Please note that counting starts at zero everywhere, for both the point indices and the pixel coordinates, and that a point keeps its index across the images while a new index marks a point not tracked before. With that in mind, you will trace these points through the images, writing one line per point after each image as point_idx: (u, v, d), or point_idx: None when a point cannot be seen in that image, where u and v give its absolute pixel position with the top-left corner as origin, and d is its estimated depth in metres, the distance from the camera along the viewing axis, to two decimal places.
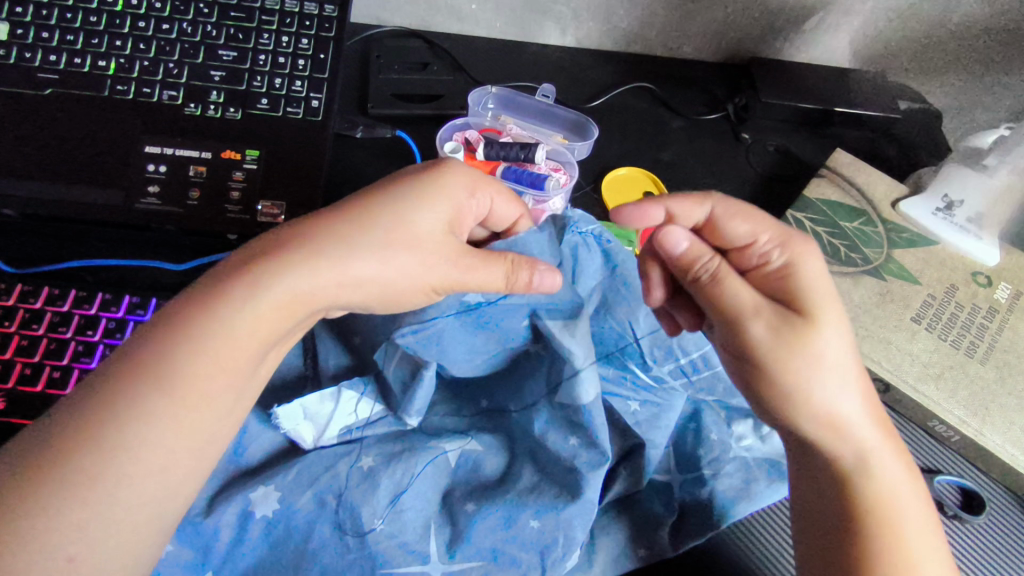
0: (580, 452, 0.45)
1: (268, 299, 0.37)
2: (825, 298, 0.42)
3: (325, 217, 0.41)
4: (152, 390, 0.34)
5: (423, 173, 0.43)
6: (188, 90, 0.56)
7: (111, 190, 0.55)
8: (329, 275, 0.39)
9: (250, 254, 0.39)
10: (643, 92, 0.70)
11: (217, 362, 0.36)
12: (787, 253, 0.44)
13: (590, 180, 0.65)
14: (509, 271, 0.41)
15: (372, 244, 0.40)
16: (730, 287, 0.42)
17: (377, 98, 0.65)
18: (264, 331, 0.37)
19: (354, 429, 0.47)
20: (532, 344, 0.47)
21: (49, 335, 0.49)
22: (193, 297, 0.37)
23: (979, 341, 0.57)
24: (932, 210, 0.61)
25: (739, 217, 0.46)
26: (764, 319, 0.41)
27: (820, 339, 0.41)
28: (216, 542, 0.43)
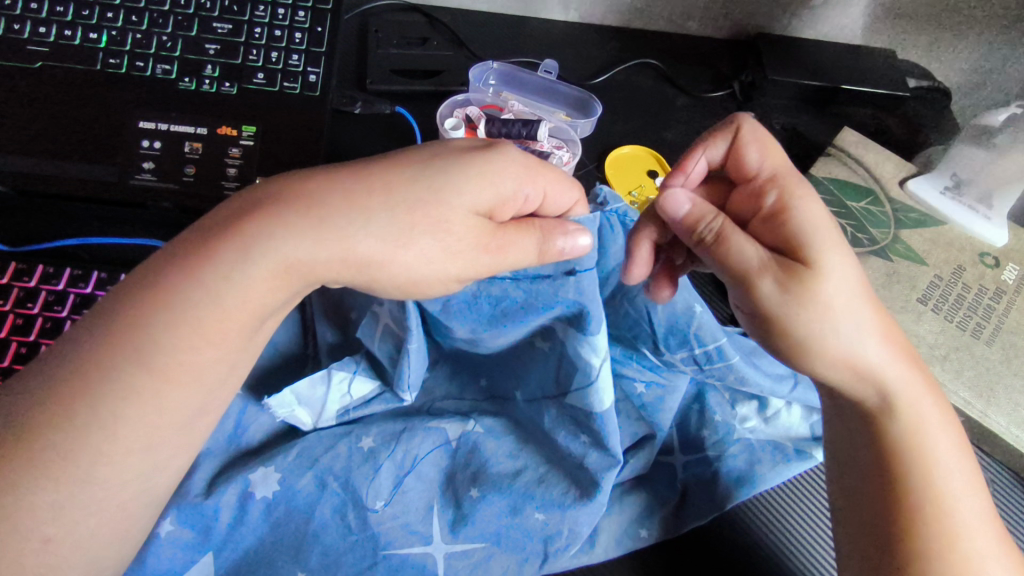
0: (590, 453, 0.45)
1: (263, 265, 0.35)
2: (829, 239, 0.40)
3: (338, 176, 0.38)
4: (134, 365, 0.33)
5: (469, 153, 0.40)
6: (182, 64, 0.55)
7: (103, 166, 0.53)
8: (331, 247, 0.36)
9: (251, 204, 0.36)
10: (647, 68, 0.69)
11: (210, 336, 0.35)
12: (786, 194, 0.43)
13: (594, 158, 0.64)
14: (542, 240, 0.40)
15: (388, 221, 0.37)
16: (735, 245, 0.41)
17: (375, 73, 0.63)
18: (256, 304, 0.36)
19: (348, 412, 0.46)
20: (542, 341, 0.46)
21: (44, 314, 0.48)
22: (180, 262, 0.35)
23: (985, 322, 0.56)
24: (940, 189, 0.61)
25: (749, 150, 0.46)
26: (771, 274, 0.40)
27: (828, 283, 0.39)
28: (215, 522, 0.42)
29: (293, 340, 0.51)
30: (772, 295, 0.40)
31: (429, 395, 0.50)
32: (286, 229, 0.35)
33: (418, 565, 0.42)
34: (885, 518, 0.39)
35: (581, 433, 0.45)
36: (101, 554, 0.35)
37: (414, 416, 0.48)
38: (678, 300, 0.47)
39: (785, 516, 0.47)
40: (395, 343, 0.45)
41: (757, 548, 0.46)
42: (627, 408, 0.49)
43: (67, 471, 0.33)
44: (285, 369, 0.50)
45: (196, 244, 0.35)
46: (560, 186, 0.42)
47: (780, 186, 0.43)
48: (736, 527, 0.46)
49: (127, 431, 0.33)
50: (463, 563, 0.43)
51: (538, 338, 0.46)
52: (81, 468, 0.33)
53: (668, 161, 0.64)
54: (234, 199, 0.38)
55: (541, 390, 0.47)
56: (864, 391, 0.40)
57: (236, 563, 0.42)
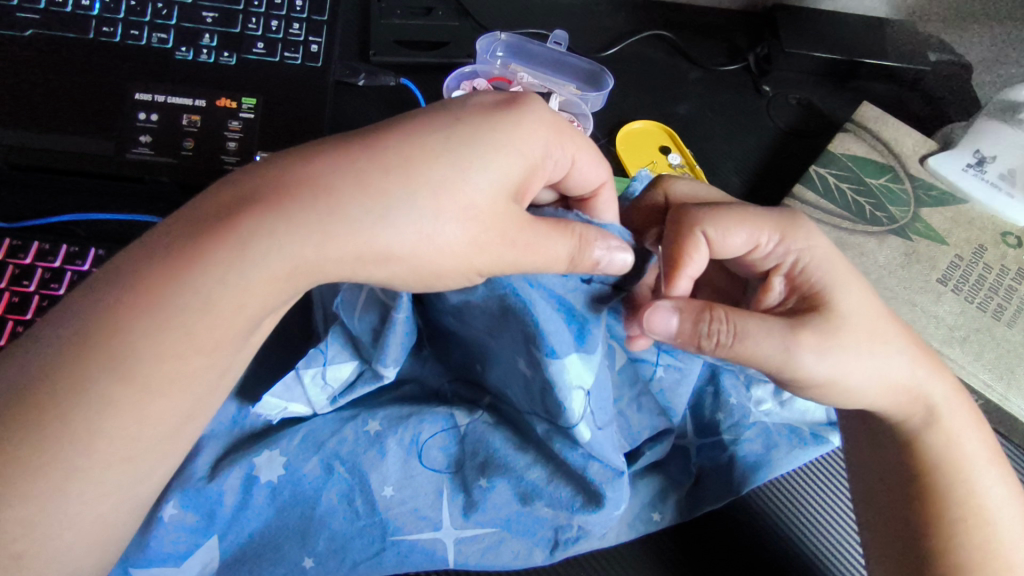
0: (590, 464, 0.41)
1: (268, 264, 0.33)
2: (841, 281, 0.41)
3: (348, 154, 0.35)
4: (107, 372, 0.32)
5: (492, 115, 0.38)
6: (179, 33, 0.53)
7: (98, 139, 0.51)
8: (342, 241, 0.34)
9: (253, 189, 0.34)
10: (660, 41, 0.66)
11: (204, 339, 0.33)
12: (791, 246, 0.43)
13: (605, 133, 0.62)
14: (577, 249, 0.38)
15: (411, 207, 0.35)
16: (755, 336, 0.39)
17: (377, 44, 0.61)
18: (255, 304, 0.34)
19: (336, 399, 0.45)
20: (525, 366, 0.41)
21: (40, 292, 0.47)
22: (162, 256, 0.33)
23: (1007, 303, 0.55)
24: (962, 167, 0.58)
25: (735, 229, 0.43)
26: (808, 344, 0.39)
27: (855, 327, 0.40)
28: (220, 505, 0.41)
29: (297, 321, 0.50)
30: (817, 363, 0.39)
31: (437, 378, 0.49)
32: (295, 222, 0.33)
33: (427, 550, 0.41)
34: (919, 522, 0.40)
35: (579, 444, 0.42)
36: (104, 530, 0.35)
37: (421, 401, 0.47)
38: None
39: (798, 499, 0.47)
40: (379, 315, 0.43)
41: (772, 533, 0.45)
42: (648, 402, 0.46)
43: (71, 450, 0.32)
44: (288, 349, 0.49)
45: (195, 233, 0.33)
46: (585, 158, 0.42)
47: (785, 236, 0.43)
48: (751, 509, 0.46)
49: (134, 416, 0.33)
50: (474, 548, 0.42)
51: (521, 360, 0.41)
52: (84, 449, 0.32)
53: (681, 136, 0.62)
54: (234, 179, 0.35)
55: (532, 407, 0.43)
56: (911, 410, 0.41)
57: (241, 546, 0.42)
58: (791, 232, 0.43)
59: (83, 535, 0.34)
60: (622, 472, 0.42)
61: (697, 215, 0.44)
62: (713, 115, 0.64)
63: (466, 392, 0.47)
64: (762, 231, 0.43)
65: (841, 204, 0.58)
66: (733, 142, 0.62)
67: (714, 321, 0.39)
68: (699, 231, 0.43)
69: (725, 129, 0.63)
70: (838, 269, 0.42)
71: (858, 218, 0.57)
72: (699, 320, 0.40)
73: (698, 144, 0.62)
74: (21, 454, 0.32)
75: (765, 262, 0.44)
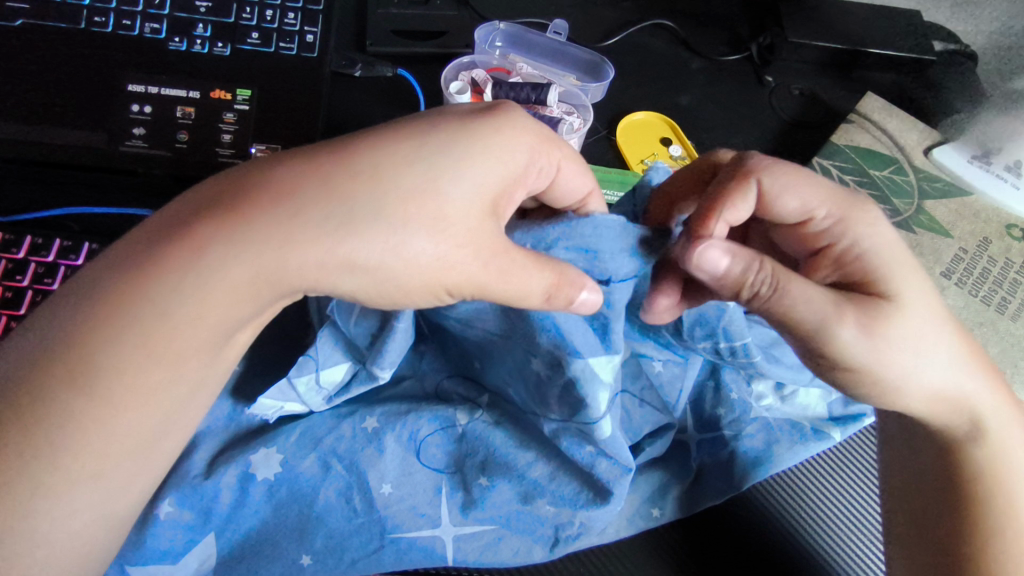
0: (599, 462, 0.41)
1: (223, 272, 0.33)
2: (900, 271, 0.40)
3: (314, 161, 0.35)
4: (71, 390, 0.33)
5: (469, 125, 0.37)
6: (172, 23, 0.52)
7: (91, 132, 0.51)
8: (299, 254, 0.33)
9: (218, 197, 0.34)
10: (661, 31, 0.65)
11: (165, 351, 0.33)
12: (849, 227, 0.41)
13: (605, 124, 0.61)
14: (554, 286, 0.36)
15: (374, 211, 0.34)
16: (796, 298, 0.38)
17: (374, 33, 0.60)
18: (217, 313, 0.34)
19: (332, 399, 0.44)
20: (541, 365, 0.41)
21: (33, 287, 0.46)
22: (127, 270, 0.33)
23: (1010, 297, 0.54)
24: (967, 159, 0.58)
25: (791, 192, 0.42)
26: (852, 321, 0.38)
27: (909, 321, 0.39)
28: (216, 503, 0.41)
29: (294, 316, 0.50)
30: (858, 342, 0.38)
31: (436, 375, 0.48)
32: (254, 232, 0.33)
33: (427, 548, 0.41)
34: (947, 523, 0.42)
35: (587, 442, 0.42)
36: (102, 520, 0.35)
37: (420, 399, 0.46)
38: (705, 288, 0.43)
39: (799, 497, 0.46)
40: (377, 321, 0.42)
41: (772, 531, 0.45)
42: (651, 396, 0.46)
43: (70, 440, 0.33)
44: (285, 343, 0.48)
45: (162, 242, 0.33)
46: (573, 168, 0.41)
47: (843, 219, 0.42)
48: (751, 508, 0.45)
49: (127, 413, 0.33)
50: (472, 545, 0.41)
51: (536, 360, 0.41)
52: (79, 445, 0.33)
53: (682, 128, 0.61)
54: (202, 187, 0.35)
55: (538, 406, 0.43)
56: (956, 419, 0.42)
57: (237, 545, 0.41)
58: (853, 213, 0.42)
59: (83, 524, 0.34)
60: (630, 468, 0.41)
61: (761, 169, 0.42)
62: (714, 106, 0.63)
63: (464, 387, 0.47)
64: (823, 204, 0.42)
65: None
66: (735, 133, 0.61)
67: (759, 273, 0.39)
68: (752, 179, 0.42)
69: (727, 121, 0.62)
70: (898, 258, 0.41)
71: None
72: (744, 270, 0.39)
73: (700, 135, 0.61)
74: (25, 442, 0.33)
75: (820, 234, 0.43)
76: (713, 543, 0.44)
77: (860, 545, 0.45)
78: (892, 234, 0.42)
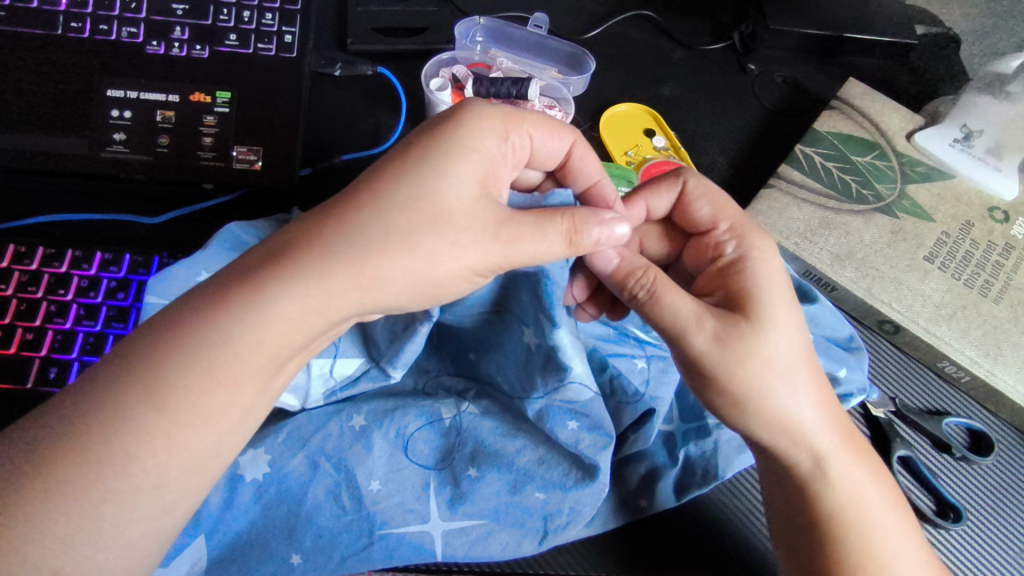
0: (582, 437, 0.42)
1: (278, 312, 0.34)
2: (777, 293, 0.40)
3: (341, 200, 0.36)
4: (145, 406, 0.33)
5: (441, 131, 0.38)
6: (149, 26, 0.52)
7: (73, 138, 0.50)
8: (341, 277, 0.34)
9: (270, 250, 0.35)
10: (643, 21, 0.65)
11: (226, 377, 0.34)
12: (745, 244, 0.43)
13: (588, 117, 0.61)
14: (572, 232, 0.38)
15: (383, 231, 0.35)
16: (668, 303, 0.39)
17: (355, 32, 0.60)
18: (272, 342, 0.34)
19: (335, 393, 0.45)
20: (531, 336, 0.42)
21: (18, 296, 0.46)
22: (191, 304, 0.34)
23: (993, 279, 0.54)
24: (949, 141, 0.58)
25: (704, 200, 0.45)
26: (707, 330, 0.39)
27: (767, 340, 0.39)
28: (206, 506, 0.41)
29: None
30: (709, 347, 0.39)
31: (427, 371, 0.48)
32: (298, 272, 0.34)
33: (416, 544, 0.41)
34: None
35: (571, 416, 0.42)
36: (155, 532, 0.34)
37: (409, 394, 0.47)
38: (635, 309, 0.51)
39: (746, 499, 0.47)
40: (401, 322, 0.43)
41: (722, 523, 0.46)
42: (620, 386, 0.46)
43: (138, 451, 0.33)
44: None
45: (224, 283, 0.34)
46: (546, 130, 0.43)
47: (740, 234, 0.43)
48: (733, 497, 0.47)
49: (153, 429, 0.33)
50: (461, 540, 0.42)
51: (529, 330, 0.42)
52: (118, 459, 0.32)
53: (665, 119, 0.61)
54: (253, 248, 0.37)
55: (525, 386, 0.43)
56: (797, 455, 0.41)
57: (229, 545, 0.41)
58: (752, 237, 0.43)
59: (141, 531, 0.33)
60: (612, 435, 0.42)
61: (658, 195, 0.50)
62: (695, 95, 0.63)
63: (456, 381, 0.48)
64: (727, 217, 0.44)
65: (826, 183, 0.57)
66: (717, 124, 0.61)
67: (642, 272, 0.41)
68: (682, 179, 0.46)
69: (709, 111, 0.62)
70: (779, 283, 0.41)
71: (844, 197, 0.56)
72: (634, 270, 0.41)
73: (683, 126, 0.61)
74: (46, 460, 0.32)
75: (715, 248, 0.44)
76: (667, 546, 0.44)
77: None
78: (780, 274, 0.42)
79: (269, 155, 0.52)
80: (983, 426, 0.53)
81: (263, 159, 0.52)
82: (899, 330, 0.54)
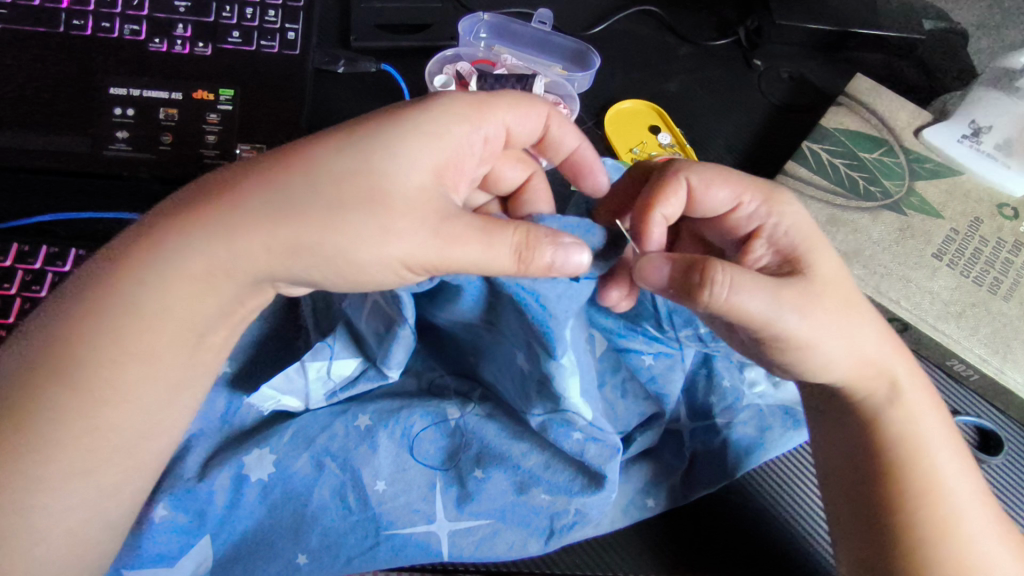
0: (587, 447, 0.41)
1: (178, 266, 0.35)
2: (819, 246, 0.42)
3: (279, 154, 0.36)
4: (60, 376, 0.35)
5: (403, 111, 0.37)
6: (152, 23, 0.52)
7: (76, 136, 0.50)
8: (245, 240, 0.34)
9: (182, 202, 0.36)
10: (648, 17, 0.65)
11: (136, 347, 0.35)
12: (773, 209, 0.42)
13: (593, 114, 0.60)
14: (521, 246, 0.35)
15: (312, 194, 0.34)
16: (747, 289, 0.37)
17: (359, 28, 0.60)
18: (180, 306, 0.36)
19: (336, 395, 0.44)
20: (524, 360, 0.41)
21: (22, 295, 0.46)
22: (106, 263, 0.36)
23: (1002, 277, 0.54)
24: (957, 138, 0.57)
25: (716, 183, 0.43)
26: (790, 304, 0.38)
27: (831, 291, 0.40)
28: (210, 504, 0.41)
29: (283, 318, 0.48)
30: (799, 324, 0.38)
31: (429, 370, 0.48)
32: (206, 224, 0.35)
33: (421, 544, 0.41)
34: None
35: (576, 427, 0.41)
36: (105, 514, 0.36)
37: (413, 394, 0.46)
38: None
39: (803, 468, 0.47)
40: (384, 320, 0.42)
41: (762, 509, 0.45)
42: (634, 387, 0.46)
43: None
44: (274, 344, 0.47)
45: (134, 239, 0.36)
46: (516, 107, 0.41)
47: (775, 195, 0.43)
48: (758, 487, 0.46)
49: (78, 403, 0.35)
50: (467, 540, 0.41)
51: (520, 355, 0.41)
52: None
53: (670, 115, 0.61)
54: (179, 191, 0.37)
55: (523, 402, 0.43)
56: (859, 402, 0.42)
57: (235, 545, 0.41)
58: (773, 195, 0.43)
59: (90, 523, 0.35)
60: (618, 449, 0.41)
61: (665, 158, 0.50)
62: (701, 92, 0.62)
63: (457, 381, 0.47)
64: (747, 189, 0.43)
65: (833, 179, 0.56)
66: (721, 121, 0.61)
67: (711, 272, 0.37)
68: (682, 176, 0.43)
69: (714, 107, 0.62)
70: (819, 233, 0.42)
71: (851, 193, 0.56)
72: (694, 262, 0.37)
73: (688, 122, 0.61)
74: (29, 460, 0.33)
75: (745, 222, 0.44)
76: (707, 529, 0.44)
77: None
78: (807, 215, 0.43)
79: None
80: (992, 424, 0.53)
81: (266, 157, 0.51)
82: (908, 330, 0.53)
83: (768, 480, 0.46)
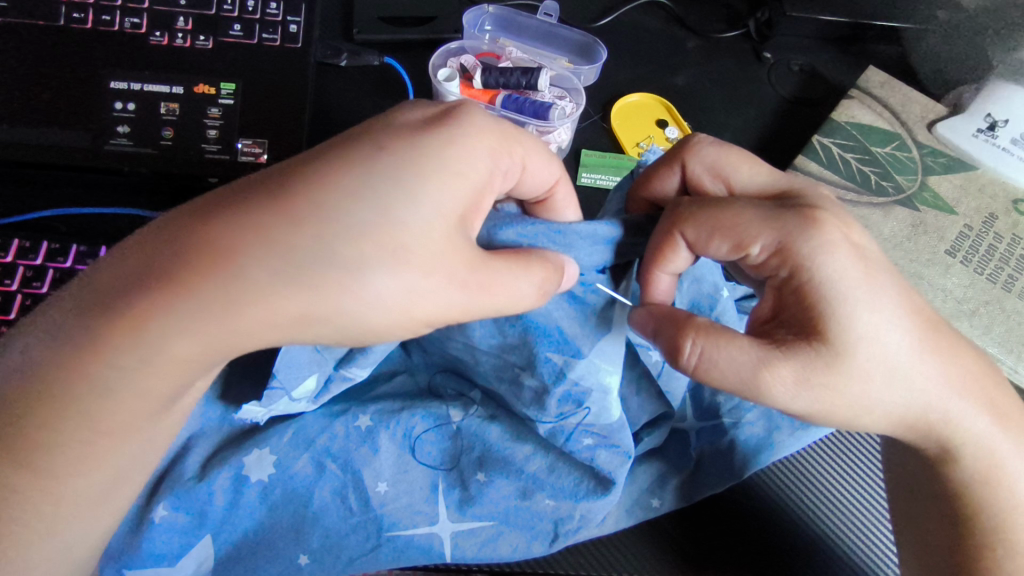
0: (600, 453, 0.41)
1: (168, 349, 0.32)
2: (856, 302, 0.35)
3: (248, 206, 0.32)
4: (46, 391, 0.33)
5: (416, 140, 0.35)
6: (153, 16, 0.51)
7: (75, 131, 0.50)
8: (245, 319, 0.32)
9: (152, 264, 0.32)
10: (656, 9, 0.64)
11: (111, 425, 0.33)
12: (787, 260, 0.37)
13: (599, 108, 0.59)
14: (544, 280, 0.37)
15: (326, 260, 0.32)
16: (726, 360, 0.36)
17: (361, 21, 0.59)
18: (161, 387, 0.33)
19: (319, 399, 0.43)
20: (529, 377, 0.41)
21: (23, 291, 0.46)
22: (76, 332, 0.32)
23: (1017, 275, 0.53)
24: (972, 132, 0.56)
25: (716, 237, 0.39)
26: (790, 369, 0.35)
27: (859, 353, 0.35)
28: (210, 505, 0.41)
29: None
30: (795, 401, 0.36)
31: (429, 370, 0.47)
32: (195, 305, 0.31)
33: (423, 545, 0.41)
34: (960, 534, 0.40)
35: (588, 434, 0.41)
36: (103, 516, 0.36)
37: (411, 395, 0.46)
38: (704, 278, 0.45)
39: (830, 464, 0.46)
40: None
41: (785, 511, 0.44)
42: (647, 387, 0.45)
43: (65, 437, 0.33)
44: None
45: (102, 312, 0.32)
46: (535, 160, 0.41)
47: (801, 186, 0.41)
48: (772, 490, 0.45)
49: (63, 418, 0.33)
50: (470, 541, 0.42)
51: (526, 373, 0.41)
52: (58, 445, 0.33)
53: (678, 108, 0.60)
54: (144, 239, 0.33)
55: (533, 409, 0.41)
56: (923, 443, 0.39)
57: (235, 545, 0.41)
58: (790, 240, 0.37)
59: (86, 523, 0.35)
60: (631, 453, 0.41)
61: (699, 153, 0.43)
62: (709, 85, 0.61)
63: (455, 381, 0.46)
64: (754, 239, 0.38)
65: (845, 174, 0.55)
66: (729, 115, 0.60)
67: (679, 349, 0.37)
68: (677, 232, 0.40)
69: (722, 101, 0.61)
70: (857, 285, 0.36)
71: (863, 188, 0.55)
72: (669, 339, 0.38)
73: (696, 117, 0.60)
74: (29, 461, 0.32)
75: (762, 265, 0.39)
76: (729, 530, 0.44)
77: (886, 535, 0.45)
78: (846, 257, 0.36)
79: (274, 148, 0.51)
80: None
81: (268, 152, 0.51)
82: None
83: (791, 481, 0.45)
